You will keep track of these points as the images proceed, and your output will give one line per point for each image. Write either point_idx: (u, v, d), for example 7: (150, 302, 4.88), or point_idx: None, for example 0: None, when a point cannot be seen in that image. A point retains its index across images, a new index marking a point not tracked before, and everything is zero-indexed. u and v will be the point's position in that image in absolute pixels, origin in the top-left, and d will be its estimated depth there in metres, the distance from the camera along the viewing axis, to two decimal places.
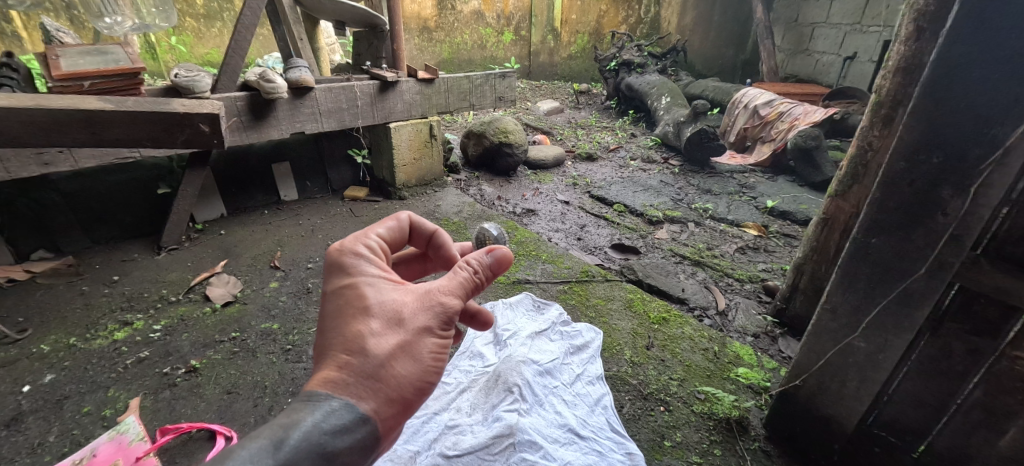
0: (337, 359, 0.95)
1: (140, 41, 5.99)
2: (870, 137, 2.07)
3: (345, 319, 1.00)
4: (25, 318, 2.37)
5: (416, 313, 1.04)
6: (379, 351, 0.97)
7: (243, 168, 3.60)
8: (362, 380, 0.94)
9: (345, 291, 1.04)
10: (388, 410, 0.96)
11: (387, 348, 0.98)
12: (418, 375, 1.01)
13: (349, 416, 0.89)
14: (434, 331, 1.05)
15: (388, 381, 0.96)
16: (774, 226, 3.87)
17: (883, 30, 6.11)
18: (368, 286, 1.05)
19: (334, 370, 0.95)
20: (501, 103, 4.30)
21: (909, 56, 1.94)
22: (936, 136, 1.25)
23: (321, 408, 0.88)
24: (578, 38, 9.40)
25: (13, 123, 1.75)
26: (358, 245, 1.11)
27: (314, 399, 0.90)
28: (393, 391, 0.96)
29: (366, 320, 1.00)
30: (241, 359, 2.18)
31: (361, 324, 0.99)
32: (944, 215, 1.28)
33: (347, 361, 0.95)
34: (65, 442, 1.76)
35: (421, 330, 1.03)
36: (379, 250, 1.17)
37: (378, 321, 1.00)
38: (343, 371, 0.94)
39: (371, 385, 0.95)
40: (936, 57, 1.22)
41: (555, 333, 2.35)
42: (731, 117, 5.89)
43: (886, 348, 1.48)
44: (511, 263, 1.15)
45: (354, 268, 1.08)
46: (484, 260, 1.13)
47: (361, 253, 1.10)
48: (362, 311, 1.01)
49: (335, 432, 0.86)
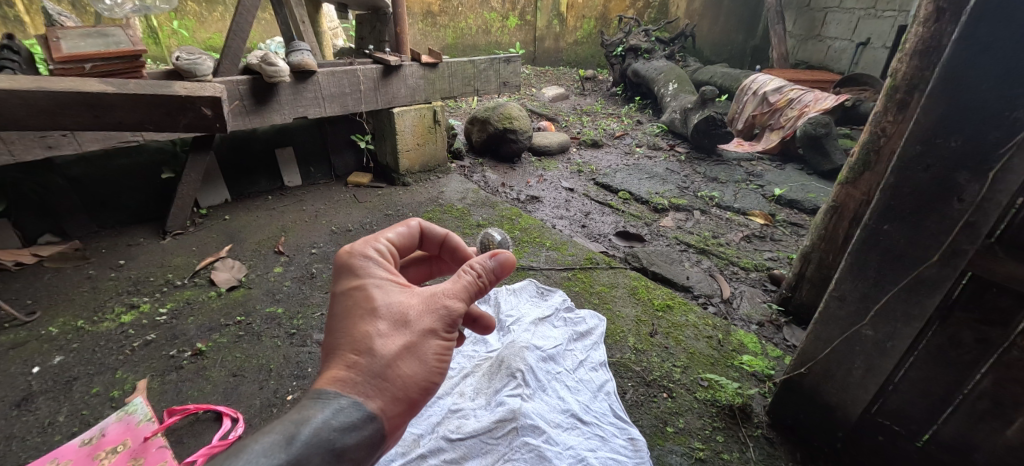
0: (345, 359, 0.95)
1: (142, 25, 5.89)
2: (884, 122, 2.03)
3: (353, 320, 1.00)
4: (33, 301, 2.40)
5: (421, 315, 1.03)
6: (385, 352, 0.97)
7: (247, 152, 3.59)
8: (370, 378, 0.94)
9: (353, 293, 1.05)
10: (394, 408, 0.96)
11: (394, 349, 0.98)
12: (423, 374, 1.01)
13: (357, 413, 0.89)
14: (439, 333, 1.04)
15: (394, 380, 0.96)
16: (781, 215, 3.84)
17: (898, 15, 5.94)
18: (377, 288, 1.05)
19: (342, 369, 0.94)
20: (506, 88, 4.23)
21: (927, 37, 1.89)
22: (953, 119, 1.22)
23: (330, 406, 0.88)
24: (584, 23, 9.27)
25: (15, 106, 1.73)
26: (367, 248, 1.12)
27: (322, 396, 0.89)
28: (399, 390, 0.96)
29: (373, 321, 1.00)
30: (246, 342, 2.19)
31: (367, 325, 0.99)
32: (959, 202, 1.25)
33: (355, 360, 0.95)
34: (74, 422, 1.78)
35: (426, 332, 1.03)
36: (387, 253, 1.18)
37: (384, 321, 1.00)
38: (351, 371, 0.94)
39: (378, 384, 0.95)
40: (958, 36, 1.19)
41: (559, 320, 2.35)
42: (740, 104, 5.80)
43: (894, 336, 1.47)
44: (515, 268, 1.13)
45: (363, 270, 1.08)
46: (486, 264, 1.11)
47: (370, 256, 1.11)
48: (370, 312, 1.01)
49: (344, 429, 0.86)
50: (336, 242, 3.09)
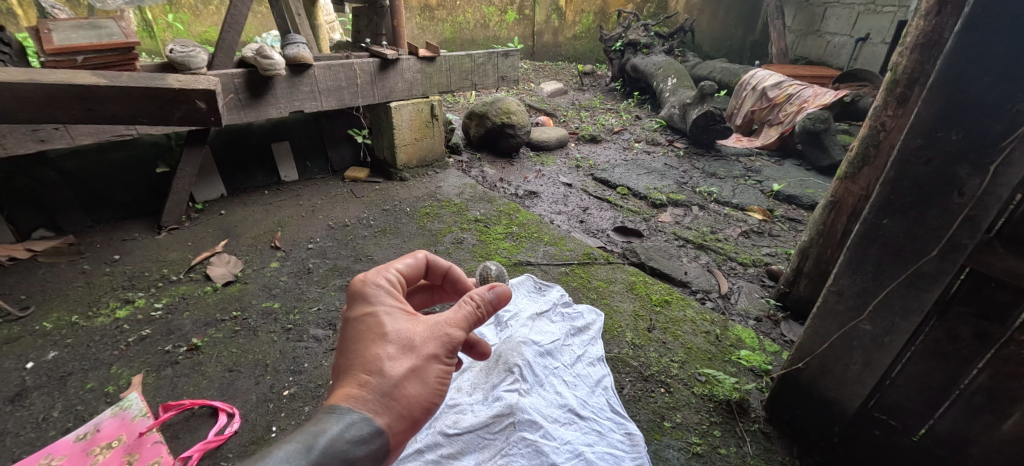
0: (357, 378, 0.95)
1: (136, 18, 5.85)
2: (883, 117, 2.02)
3: (364, 343, 1.01)
4: (27, 296, 2.38)
5: (427, 341, 1.03)
6: (393, 373, 0.97)
7: (243, 146, 3.56)
8: (380, 398, 0.94)
9: (364, 319, 1.05)
10: (399, 430, 0.95)
11: (402, 371, 0.98)
12: (427, 397, 1.00)
13: (368, 428, 0.89)
14: (442, 359, 1.04)
15: (401, 401, 0.96)
16: (780, 210, 3.83)
17: (897, 11, 5.90)
18: (387, 315, 1.06)
19: (353, 388, 0.94)
20: (504, 82, 4.20)
21: (928, 31, 1.88)
22: (954, 112, 1.22)
23: (343, 419, 0.88)
24: (583, 17, 9.23)
25: (7, 98, 1.70)
26: (379, 276, 1.13)
27: (336, 411, 0.89)
28: (405, 412, 0.96)
29: (382, 344, 1.00)
30: (242, 337, 2.18)
31: (378, 347, 0.99)
32: (959, 195, 1.25)
33: (366, 380, 0.95)
34: (69, 417, 1.77)
35: (431, 357, 1.03)
36: (397, 283, 1.18)
37: (393, 345, 1.00)
38: (362, 389, 0.94)
39: (386, 403, 0.94)
40: (960, 28, 1.18)
41: (556, 315, 2.35)
42: (739, 100, 5.79)
43: (892, 331, 1.46)
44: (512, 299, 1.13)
45: (375, 297, 1.09)
46: (486, 296, 1.11)
47: (382, 284, 1.12)
48: (380, 336, 1.01)
49: (355, 442, 0.86)
50: (333, 236, 3.07)
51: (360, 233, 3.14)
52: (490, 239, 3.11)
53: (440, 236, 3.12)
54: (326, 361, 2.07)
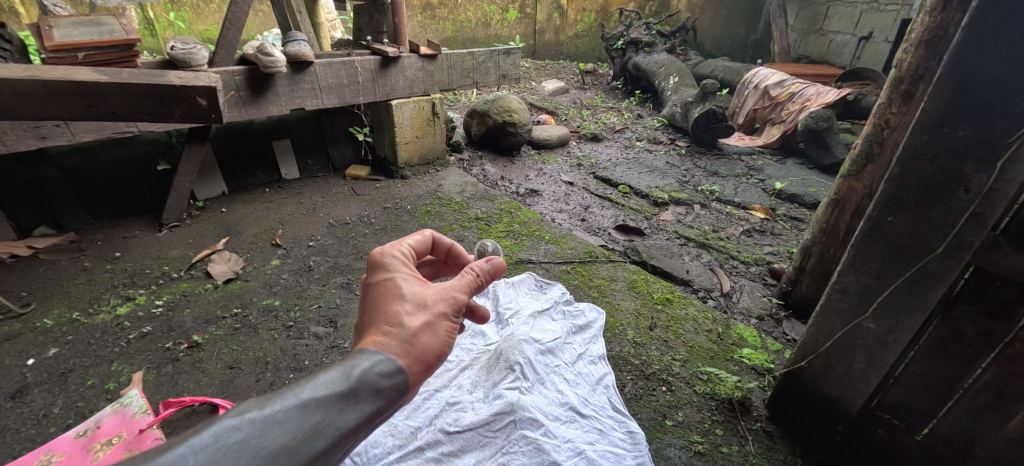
0: (380, 327, 0.94)
1: (138, 16, 5.91)
2: (888, 114, 2.01)
3: (383, 301, 1.01)
4: (28, 293, 2.38)
5: (439, 301, 1.04)
6: (411, 324, 0.96)
7: (244, 144, 3.56)
8: (401, 345, 0.92)
9: (381, 283, 1.06)
10: (417, 377, 0.92)
11: (419, 323, 0.97)
12: (442, 351, 0.99)
13: (393, 366, 0.87)
14: (451, 320, 1.05)
15: (421, 350, 0.94)
16: (782, 209, 3.82)
17: (900, 9, 5.87)
18: (403, 279, 1.07)
19: (375, 337, 0.93)
20: (505, 80, 4.19)
21: (933, 27, 1.86)
22: (960, 108, 1.21)
23: (373, 357, 0.87)
24: (584, 16, 9.21)
25: (7, 94, 1.68)
26: (394, 248, 1.15)
27: (362, 352, 0.88)
28: (423, 362, 0.94)
29: (400, 301, 1.00)
30: (243, 335, 2.18)
31: (396, 303, 1.00)
32: (966, 192, 1.23)
33: (388, 330, 0.94)
34: (70, 414, 1.77)
35: (442, 315, 1.03)
36: (409, 258, 1.19)
37: (410, 302, 1.01)
38: (385, 337, 0.92)
39: (406, 350, 0.92)
40: (967, 22, 1.17)
41: (557, 313, 2.34)
42: (741, 98, 5.77)
43: (896, 329, 1.45)
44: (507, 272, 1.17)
45: (390, 264, 1.10)
46: (484, 267, 1.14)
47: (397, 254, 1.14)
48: (398, 295, 1.02)
49: (382, 376, 0.84)
50: (334, 234, 3.07)
51: (361, 231, 3.13)
52: (491, 237, 3.11)
53: (441, 234, 3.12)
54: (327, 358, 2.06)
